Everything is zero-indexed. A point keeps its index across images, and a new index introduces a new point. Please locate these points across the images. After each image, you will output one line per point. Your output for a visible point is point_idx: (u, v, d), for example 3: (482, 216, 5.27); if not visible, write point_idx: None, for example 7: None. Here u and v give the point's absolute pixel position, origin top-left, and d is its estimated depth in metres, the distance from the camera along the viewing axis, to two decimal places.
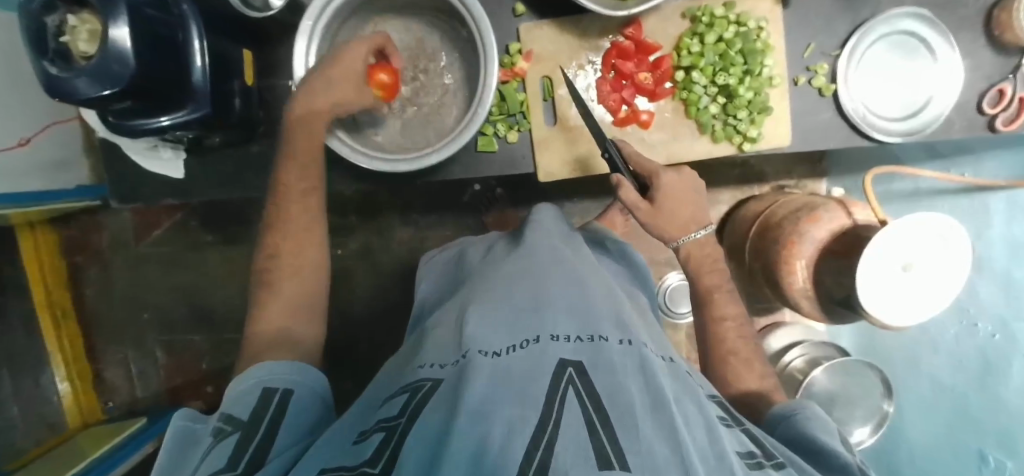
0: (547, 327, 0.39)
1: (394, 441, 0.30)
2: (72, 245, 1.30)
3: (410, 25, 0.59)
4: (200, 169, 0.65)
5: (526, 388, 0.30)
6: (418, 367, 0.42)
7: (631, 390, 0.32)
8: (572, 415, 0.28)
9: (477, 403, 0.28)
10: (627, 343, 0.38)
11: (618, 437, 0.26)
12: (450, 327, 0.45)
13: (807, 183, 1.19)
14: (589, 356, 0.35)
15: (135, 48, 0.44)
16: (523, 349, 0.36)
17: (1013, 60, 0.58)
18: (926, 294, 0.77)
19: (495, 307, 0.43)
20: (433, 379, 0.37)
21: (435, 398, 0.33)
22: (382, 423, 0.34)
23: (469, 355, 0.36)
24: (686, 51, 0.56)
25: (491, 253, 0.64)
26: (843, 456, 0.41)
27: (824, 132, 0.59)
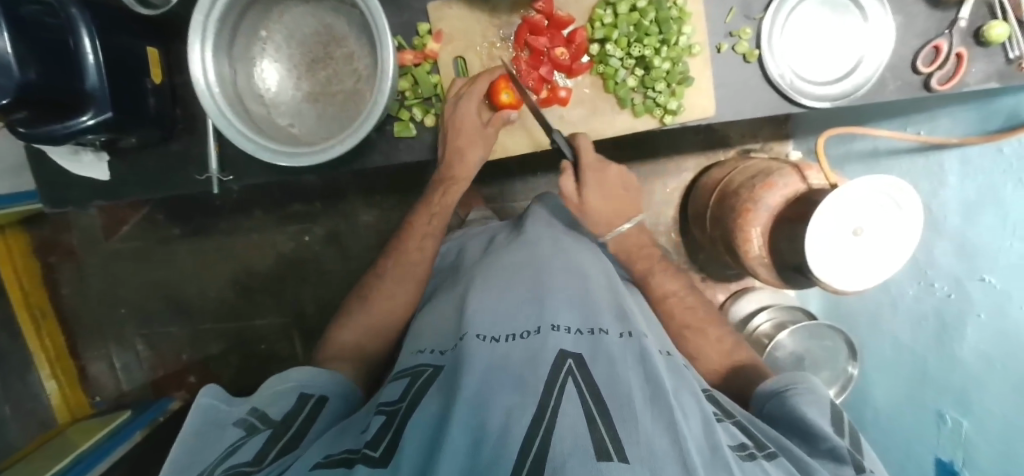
0: (548, 318, 0.46)
1: (394, 423, 0.38)
2: (43, 246, 1.30)
3: (316, 12, 0.57)
4: (124, 169, 0.64)
5: (525, 379, 0.38)
6: (416, 351, 0.51)
7: (631, 382, 0.38)
8: (572, 406, 0.34)
9: (477, 393, 0.36)
10: (627, 336, 0.45)
11: (620, 431, 0.32)
12: (454, 319, 0.52)
13: (772, 147, 1.18)
14: (588, 349, 0.42)
15: (20, 56, 0.43)
16: (524, 338, 0.44)
17: (950, 14, 0.56)
18: (879, 258, 0.74)
19: (497, 300, 0.50)
20: (434, 365, 0.46)
21: (436, 385, 0.42)
22: (382, 406, 0.41)
23: (468, 339, 0.45)
24: (599, 23, 0.55)
25: (493, 245, 0.66)
26: (832, 440, 0.41)
27: (753, 100, 0.57)
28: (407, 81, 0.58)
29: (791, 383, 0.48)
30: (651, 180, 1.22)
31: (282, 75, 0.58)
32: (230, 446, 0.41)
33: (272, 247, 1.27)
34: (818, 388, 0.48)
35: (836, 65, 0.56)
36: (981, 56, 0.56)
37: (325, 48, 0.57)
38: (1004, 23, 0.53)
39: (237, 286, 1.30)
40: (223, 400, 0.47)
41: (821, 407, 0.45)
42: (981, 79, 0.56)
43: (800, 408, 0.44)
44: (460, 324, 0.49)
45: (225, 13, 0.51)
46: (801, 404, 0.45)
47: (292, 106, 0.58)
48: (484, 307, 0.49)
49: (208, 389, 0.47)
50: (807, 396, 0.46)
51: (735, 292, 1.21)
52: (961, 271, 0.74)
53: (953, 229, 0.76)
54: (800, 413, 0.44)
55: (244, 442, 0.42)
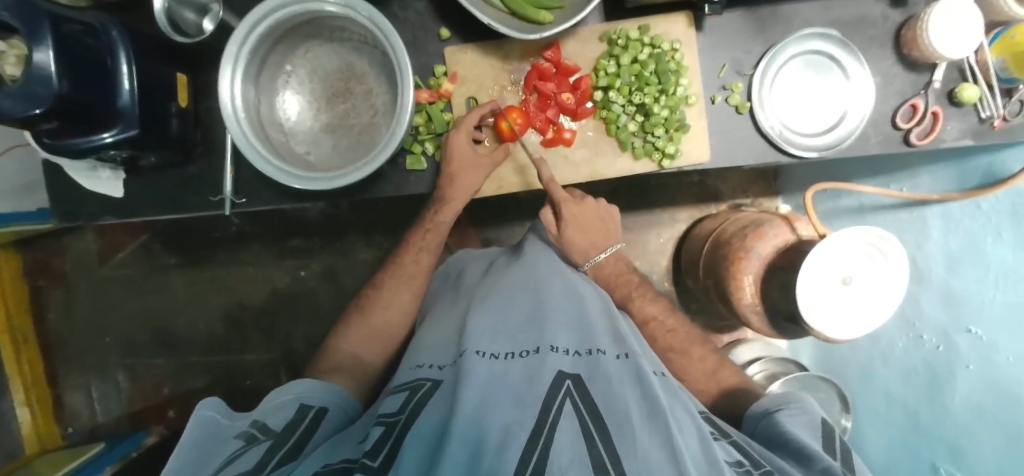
0: (547, 339, 0.47)
1: (392, 436, 0.38)
2: (35, 268, 1.29)
3: (338, 49, 0.61)
4: (137, 192, 0.66)
5: (524, 395, 0.38)
6: (414, 365, 0.51)
7: (628, 400, 0.38)
8: (571, 422, 0.35)
9: (477, 406, 0.36)
10: (624, 357, 0.46)
11: (618, 449, 0.32)
12: (453, 336, 0.53)
13: (762, 201, 1.22)
14: (586, 369, 0.43)
15: (60, 69, 0.45)
16: (524, 358, 0.44)
17: (925, 77, 0.61)
18: (868, 305, 0.76)
19: (497, 322, 0.51)
20: (432, 379, 0.46)
21: (434, 398, 0.42)
22: (382, 418, 0.41)
23: (467, 354, 0.45)
24: (603, 72, 0.59)
25: (493, 267, 0.68)
26: (824, 457, 0.40)
27: (745, 147, 0.60)
28: (421, 117, 0.62)
29: (778, 399, 0.51)
30: (645, 229, 1.25)
31: (303, 106, 0.61)
32: (230, 455, 0.40)
33: (267, 280, 1.27)
34: (810, 408, 0.51)
35: (822, 119, 0.61)
36: (955, 114, 0.61)
37: (346, 82, 0.61)
38: (974, 86, 0.57)
39: (229, 318, 1.28)
40: (224, 414, 0.45)
41: (807, 421, 0.48)
42: (956, 136, 0.61)
43: (779, 418, 0.48)
44: (459, 341, 0.50)
45: (256, 46, 0.55)
46: (782, 415, 0.48)
47: (310, 135, 0.61)
48: (483, 325, 0.50)
49: (209, 402, 0.45)
50: (791, 410, 0.49)
51: (728, 342, 1.21)
52: (948, 322, 0.76)
53: (938, 279, 0.78)
54: (781, 421, 0.47)
55: (242, 452, 0.40)
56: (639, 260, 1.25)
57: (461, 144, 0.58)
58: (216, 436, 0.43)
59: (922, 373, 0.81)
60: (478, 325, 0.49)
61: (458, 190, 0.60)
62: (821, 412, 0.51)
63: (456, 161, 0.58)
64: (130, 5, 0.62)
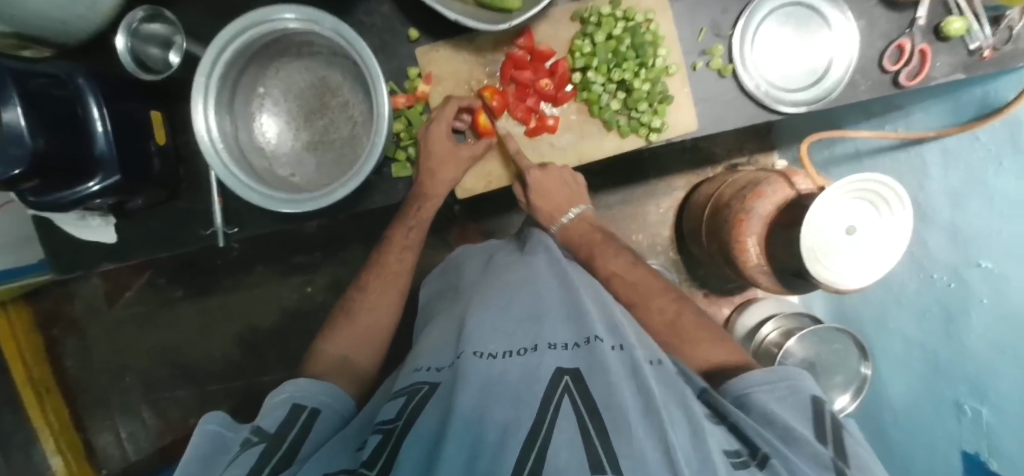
0: (544, 336, 0.48)
1: (389, 444, 0.38)
2: (47, 318, 1.30)
3: (309, 65, 0.60)
4: (129, 232, 0.65)
5: (522, 395, 0.39)
6: (412, 369, 0.51)
7: (624, 393, 0.39)
8: (568, 424, 0.35)
9: (473, 411, 0.37)
10: (619, 348, 0.46)
11: (615, 447, 0.33)
12: (451, 335, 0.53)
13: (758, 159, 1.21)
14: (585, 362, 0.43)
15: (33, 127, 0.45)
16: (522, 355, 0.45)
17: (908, 15, 0.59)
18: (875, 254, 0.75)
19: (493, 321, 0.51)
20: (429, 383, 0.46)
21: (432, 403, 0.42)
22: (379, 425, 0.42)
23: (465, 356, 0.46)
24: (579, 53, 0.58)
25: (493, 263, 0.67)
26: (816, 447, 0.40)
27: (732, 112, 0.59)
28: (401, 123, 0.62)
29: (760, 377, 0.50)
30: (643, 201, 1.24)
31: (282, 128, 0.60)
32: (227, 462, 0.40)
33: (275, 300, 1.27)
34: (796, 383, 0.49)
35: (808, 70, 0.59)
36: (943, 50, 0.59)
37: (322, 98, 0.60)
38: (960, 18, 0.56)
39: (243, 342, 1.29)
40: (229, 428, 0.45)
41: (793, 404, 0.47)
42: (947, 72, 0.60)
43: (757, 402, 0.47)
44: (456, 342, 0.50)
45: (224, 75, 0.54)
46: (763, 398, 0.47)
47: (293, 156, 0.60)
48: (479, 325, 0.50)
49: (213, 415, 0.46)
50: (770, 391, 0.48)
51: (739, 304, 1.22)
52: (957, 258, 0.75)
53: (942, 219, 0.78)
54: (759, 406, 0.46)
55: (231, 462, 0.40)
56: (641, 234, 1.24)
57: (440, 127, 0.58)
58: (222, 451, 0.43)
59: (937, 312, 0.80)
60: (475, 327, 0.50)
61: (436, 185, 0.59)
62: (807, 383, 0.50)
63: (433, 159, 0.58)
64: (91, 47, 0.61)
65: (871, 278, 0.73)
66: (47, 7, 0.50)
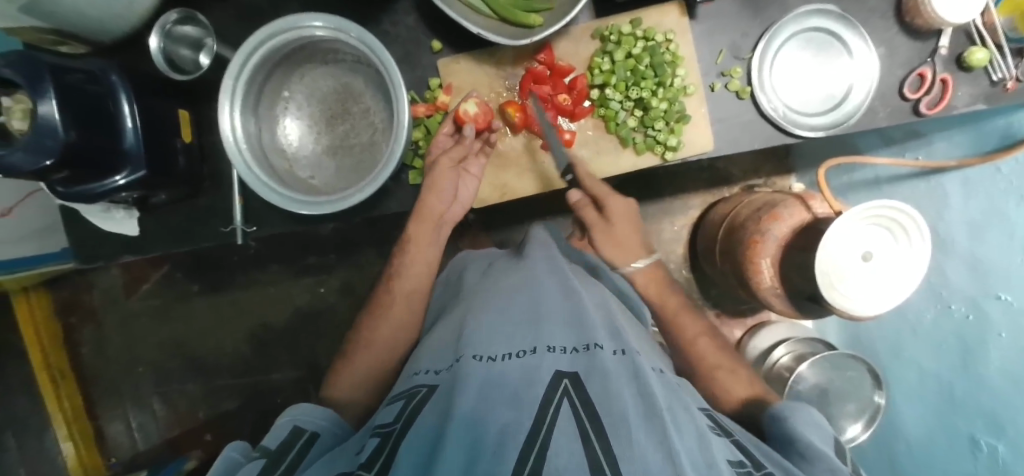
0: (544, 339, 0.48)
1: (386, 448, 0.39)
2: (65, 307, 1.33)
3: (333, 71, 0.61)
4: (152, 226, 0.67)
5: (520, 396, 0.39)
6: (412, 373, 0.52)
7: (625, 397, 0.39)
8: (567, 425, 0.36)
9: (473, 413, 0.37)
10: (621, 353, 0.47)
11: (614, 450, 0.33)
12: (450, 337, 0.54)
13: (775, 181, 1.20)
14: (584, 367, 0.43)
15: (66, 120, 0.46)
16: (521, 357, 0.45)
17: (931, 44, 0.58)
18: (893, 281, 0.74)
19: (495, 324, 0.52)
20: (427, 386, 0.47)
21: (431, 403, 0.42)
22: (377, 429, 0.43)
23: (464, 360, 0.46)
24: (598, 70, 0.59)
25: (493, 268, 0.68)
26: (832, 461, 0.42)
27: (750, 133, 0.59)
28: (420, 132, 0.64)
29: (783, 397, 0.51)
30: (657, 219, 1.24)
31: (303, 132, 0.62)
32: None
33: (288, 299, 1.29)
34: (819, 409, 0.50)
35: (826, 95, 0.60)
36: (965, 80, 0.59)
37: (345, 104, 0.61)
38: (982, 49, 0.56)
39: (254, 340, 1.31)
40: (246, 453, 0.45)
41: (816, 422, 0.47)
42: (969, 102, 0.59)
43: (779, 418, 0.48)
44: (456, 345, 0.51)
45: (252, 78, 0.55)
46: (789, 413, 0.48)
47: (313, 158, 0.62)
48: (480, 329, 0.51)
49: (238, 441, 0.46)
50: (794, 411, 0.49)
51: (751, 327, 1.20)
52: (975, 291, 0.74)
53: (962, 249, 0.76)
54: (780, 422, 0.48)
55: None
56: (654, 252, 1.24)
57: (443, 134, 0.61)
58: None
59: (953, 343, 0.78)
60: (477, 333, 0.50)
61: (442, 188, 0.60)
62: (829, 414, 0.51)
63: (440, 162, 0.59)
64: (126, 47, 0.63)
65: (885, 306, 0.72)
66: (84, 5, 0.52)
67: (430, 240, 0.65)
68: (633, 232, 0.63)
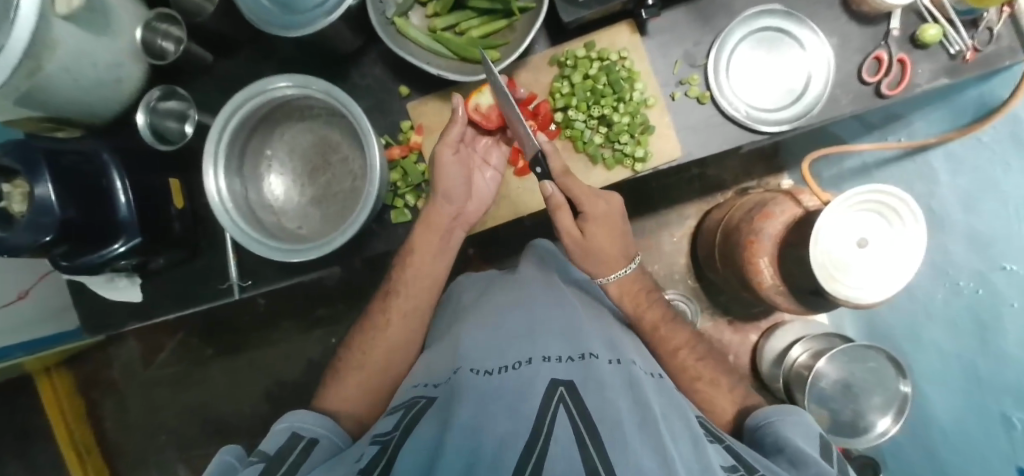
0: (538, 351, 0.48)
1: (386, 455, 0.38)
2: (88, 382, 1.36)
3: (310, 126, 0.64)
4: (153, 292, 0.69)
5: (519, 407, 0.38)
6: (410, 386, 0.52)
7: (620, 407, 0.39)
8: (564, 431, 0.35)
9: (471, 421, 0.37)
10: (616, 362, 0.49)
11: (610, 454, 0.33)
12: (447, 355, 0.55)
13: (768, 180, 1.20)
14: (580, 375, 0.44)
15: (60, 199, 0.50)
16: (516, 369, 0.45)
17: (882, 28, 0.59)
18: (893, 265, 0.71)
19: (489, 342, 0.52)
20: (427, 398, 0.47)
21: (430, 415, 0.42)
22: (376, 437, 0.42)
23: (462, 373, 0.47)
24: (558, 94, 0.61)
25: (488, 288, 0.70)
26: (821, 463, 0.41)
27: (717, 135, 0.61)
28: (397, 173, 0.65)
29: (773, 411, 0.52)
30: (655, 233, 1.23)
31: (288, 185, 0.65)
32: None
33: (300, 351, 1.30)
34: (807, 418, 0.51)
35: (787, 90, 0.61)
36: (923, 57, 0.59)
37: (324, 155, 0.64)
38: (934, 25, 0.57)
39: (271, 397, 1.31)
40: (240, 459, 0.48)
41: (806, 433, 0.47)
42: (930, 78, 0.60)
43: (771, 430, 0.48)
44: (453, 361, 0.51)
45: (232, 140, 0.59)
46: (780, 425, 0.49)
47: (299, 210, 0.64)
48: (476, 347, 0.52)
49: (229, 449, 0.49)
50: (786, 421, 0.49)
51: (766, 329, 1.17)
52: (982, 262, 0.72)
53: (959, 223, 0.75)
54: (771, 433, 0.48)
55: None
56: (656, 265, 1.23)
57: (456, 124, 0.59)
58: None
59: (967, 320, 0.76)
60: (472, 351, 0.51)
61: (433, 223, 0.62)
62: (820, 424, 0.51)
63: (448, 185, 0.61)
64: (120, 128, 0.68)
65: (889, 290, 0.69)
66: (76, 91, 0.56)
67: (439, 244, 0.64)
68: (616, 237, 0.60)
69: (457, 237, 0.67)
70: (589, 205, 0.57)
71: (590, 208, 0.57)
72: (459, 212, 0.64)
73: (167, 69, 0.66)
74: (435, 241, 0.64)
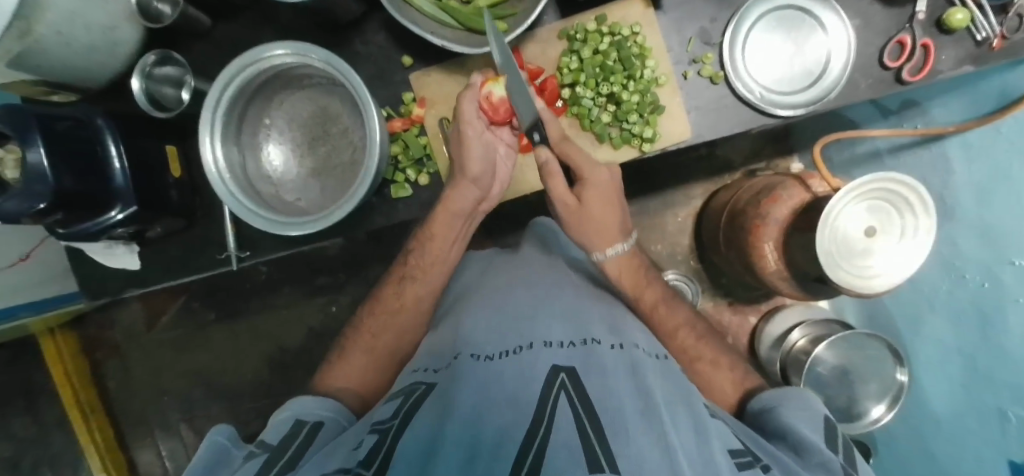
0: (541, 336, 0.48)
1: (386, 441, 0.38)
2: (92, 343, 1.38)
3: (309, 95, 0.63)
4: (152, 259, 0.69)
5: (520, 397, 0.38)
6: (410, 371, 0.52)
7: (623, 395, 0.39)
8: (565, 422, 0.35)
9: (471, 412, 0.37)
10: (617, 347, 0.49)
11: (612, 446, 0.32)
12: (449, 337, 0.55)
13: (778, 162, 1.17)
14: (580, 362, 0.44)
15: (53, 166, 0.49)
16: (517, 353, 0.45)
17: (908, 9, 0.56)
18: (904, 254, 0.70)
19: (490, 324, 0.52)
20: (426, 383, 0.47)
21: (429, 401, 0.42)
22: (375, 425, 0.41)
23: (463, 358, 0.47)
24: (566, 69, 0.59)
25: (490, 269, 0.71)
26: (825, 455, 0.42)
27: (728, 118, 0.59)
28: (398, 146, 0.64)
29: (776, 395, 0.52)
30: (660, 212, 1.22)
31: (287, 156, 0.63)
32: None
33: (301, 320, 1.31)
34: (810, 400, 0.50)
35: (804, 71, 0.58)
36: (948, 43, 0.57)
37: (325, 125, 0.63)
38: (962, 9, 0.53)
39: (272, 364, 1.33)
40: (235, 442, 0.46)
41: (807, 414, 0.47)
42: (954, 65, 0.57)
43: (775, 415, 0.49)
44: (453, 345, 0.52)
45: (229, 109, 0.57)
46: (781, 411, 0.49)
47: (298, 181, 0.63)
48: (477, 330, 0.52)
49: (221, 429, 0.47)
50: (789, 404, 0.49)
51: (766, 312, 1.17)
52: (987, 258, 0.71)
53: (969, 216, 0.74)
54: (775, 420, 0.48)
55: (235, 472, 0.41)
56: (660, 244, 1.22)
57: (471, 101, 0.58)
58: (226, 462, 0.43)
59: (969, 315, 0.75)
60: (472, 334, 0.51)
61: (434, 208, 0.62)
62: (824, 406, 0.51)
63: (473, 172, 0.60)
64: (116, 90, 0.66)
65: (914, 265, 0.68)
66: (69, 56, 0.55)
67: (460, 230, 0.65)
68: (614, 208, 0.60)
69: (477, 219, 0.67)
70: (589, 173, 0.58)
71: (587, 174, 0.58)
72: (483, 197, 0.64)
73: (164, 31, 0.64)
74: (455, 228, 0.64)
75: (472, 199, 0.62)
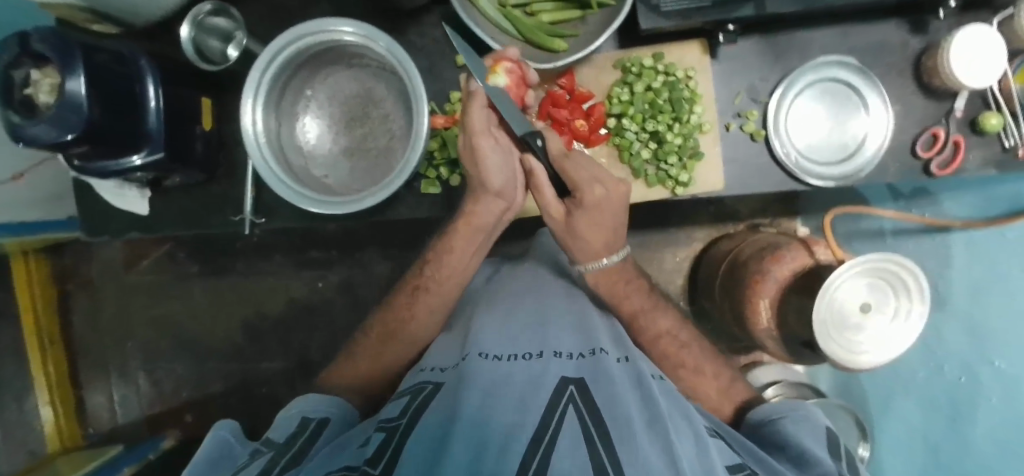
0: (550, 345, 0.49)
1: (391, 444, 0.37)
2: (64, 274, 1.33)
3: (355, 75, 0.62)
4: (162, 207, 0.68)
5: (527, 402, 0.39)
6: (418, 369, 0.52)
7: (628, 403, 0.40)
8: (574, 430, 0.35)
9: (478, 412, 0.37)
10: (624, 359, 0.49)
11: (619, 455, 0.33)
12: (456, 341, 0.55)
13: (782, 222, 1.18)
14: (589, 373, 0.44)
15: (90, 97, 0.47)
16: (527, 360, 0.46)
17: (946, 105, 0.59)
18: (893, 337, 0.72)
19: (500, 330, 0.52)
20: (433, 382, 0.47)
21: (436, 402, 0.42)
22: (382, 423, 0.41)
23: (470, 358, 0.47)
24: (616, 99, 0.60)
25: (496, 278, 0.71)
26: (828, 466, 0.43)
27: (761, 175, 0.60)
28: (436, 142, 0.63)
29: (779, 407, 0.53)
30: (660, 248, 1.24)
31: (322, 131, 0.63)
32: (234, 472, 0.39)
33: (286, 290, 1.29)
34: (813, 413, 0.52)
35: (840, 145, 0.61)
36: (977, 144, 0.59)
37: (366, 107, 0.62)
38: (997, 115, 0.56)
39: (246, 327, 1.31)
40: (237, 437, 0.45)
41: (811, 429, 0.48)
42: (979, 166, 0.59)
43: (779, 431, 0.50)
44: (463, 346, 0.52)
45: (276, 75, 0.56)
46: (785, 424, 0.49)
47: (329, 158, 0.62)
48: (489, 333, 0.52)
49: (224, 425, 0.46)
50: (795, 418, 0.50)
51: (744, 364, 1.19)
52: None
53: None
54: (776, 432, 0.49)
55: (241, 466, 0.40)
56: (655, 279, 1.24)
57: (479, 107, 0.51)
58: (224, 456, 0.42)
59: None
60: (483, 336, 0.51)
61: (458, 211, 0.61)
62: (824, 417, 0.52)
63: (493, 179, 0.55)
64: (157, 33, 0.65)
65: (902, 345, 0.71)
66: None
67: (481, 239, 0.61)
68: (606, 225, 0.55)
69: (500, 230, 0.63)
70: (585, 190, 0.52)
71: (584, 194, 0.52)
72: (510, 208, 0.60)
73: None
74: (475, 241, 0.61)
75: (497, 211, 0.59)
